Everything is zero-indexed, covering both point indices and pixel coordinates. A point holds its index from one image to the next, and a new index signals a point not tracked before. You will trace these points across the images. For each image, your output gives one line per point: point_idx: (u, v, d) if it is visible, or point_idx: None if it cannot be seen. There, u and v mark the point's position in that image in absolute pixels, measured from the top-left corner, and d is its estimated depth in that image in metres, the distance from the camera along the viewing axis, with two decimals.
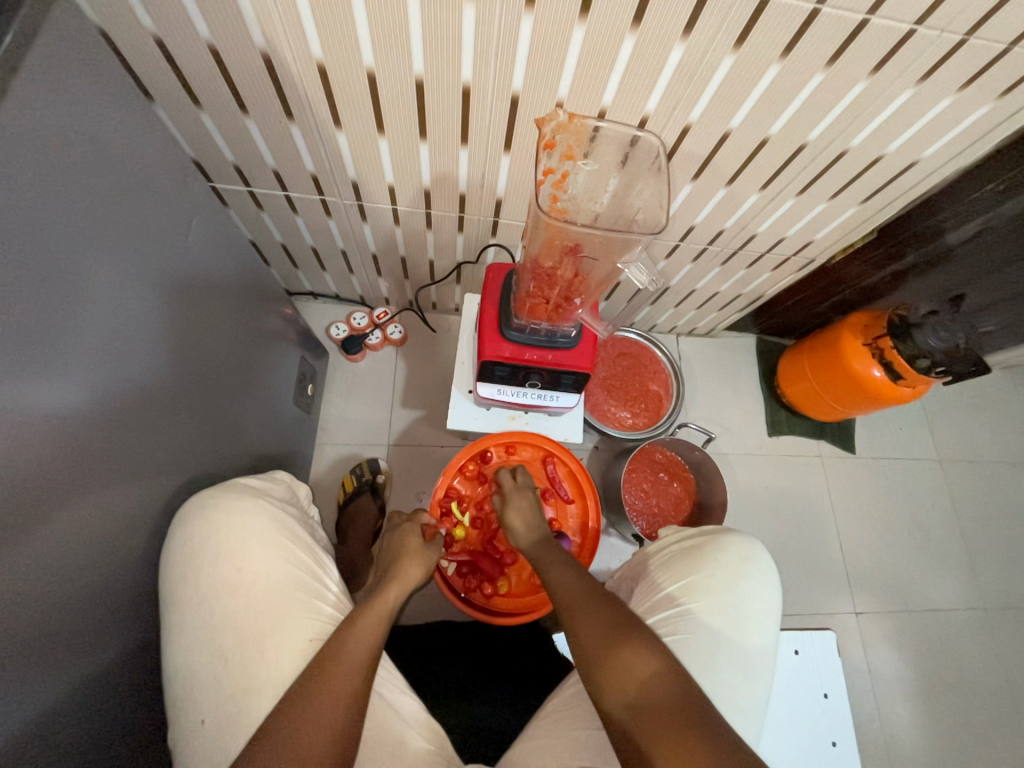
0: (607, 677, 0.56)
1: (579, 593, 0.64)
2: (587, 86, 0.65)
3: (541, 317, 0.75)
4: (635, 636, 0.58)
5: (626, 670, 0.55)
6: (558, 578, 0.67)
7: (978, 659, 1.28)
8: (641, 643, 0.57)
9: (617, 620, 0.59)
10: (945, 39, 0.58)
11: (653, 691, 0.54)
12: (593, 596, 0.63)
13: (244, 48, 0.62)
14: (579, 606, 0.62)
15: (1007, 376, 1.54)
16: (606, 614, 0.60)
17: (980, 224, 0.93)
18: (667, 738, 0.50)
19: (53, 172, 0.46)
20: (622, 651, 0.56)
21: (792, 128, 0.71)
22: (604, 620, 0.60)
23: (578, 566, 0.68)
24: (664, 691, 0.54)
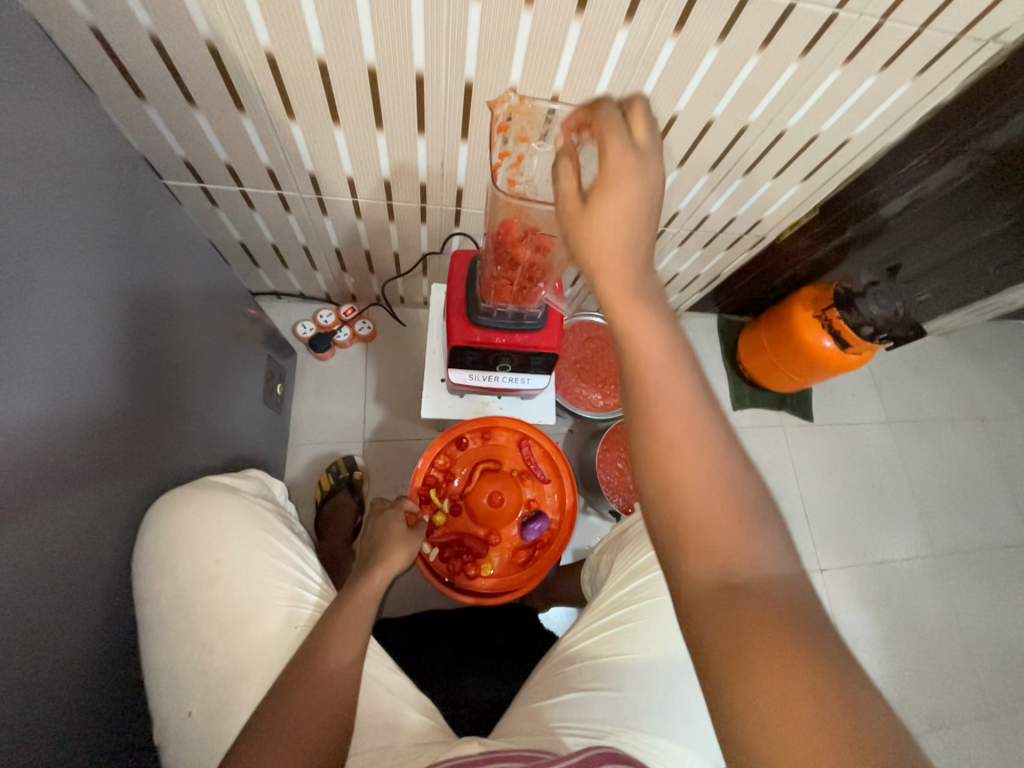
0: (701, 544, 0.39)
1: (700, 462, 0.40)
2: (538, 72, 0.66)
3: (507, 300, 0.76)
4: (753, 512, 0.39)
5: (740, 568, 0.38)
6: (663, 402, 0.41)
7: (932, 603, 1.38)
8: (758, 521, 0.39)
9: (736, 500, 0.39)
10: (864, 22, 0.63)
11: (776, 594, 0.37)
12: (723, 473, 0.40)
13: (190, 37, 0.61)
14: (691, 448, 0.40)
15: (945, 341, 1.66)
16: (739, 533, 0.38)
17: (909, 197, 1.01)
18: (753, 613, 0.35)
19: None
20: (734, 515, 0.39)
21: (734, 110, 0.74)
22: (715, 473, 0.40)
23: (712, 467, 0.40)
24: (791, 597, 0.37)
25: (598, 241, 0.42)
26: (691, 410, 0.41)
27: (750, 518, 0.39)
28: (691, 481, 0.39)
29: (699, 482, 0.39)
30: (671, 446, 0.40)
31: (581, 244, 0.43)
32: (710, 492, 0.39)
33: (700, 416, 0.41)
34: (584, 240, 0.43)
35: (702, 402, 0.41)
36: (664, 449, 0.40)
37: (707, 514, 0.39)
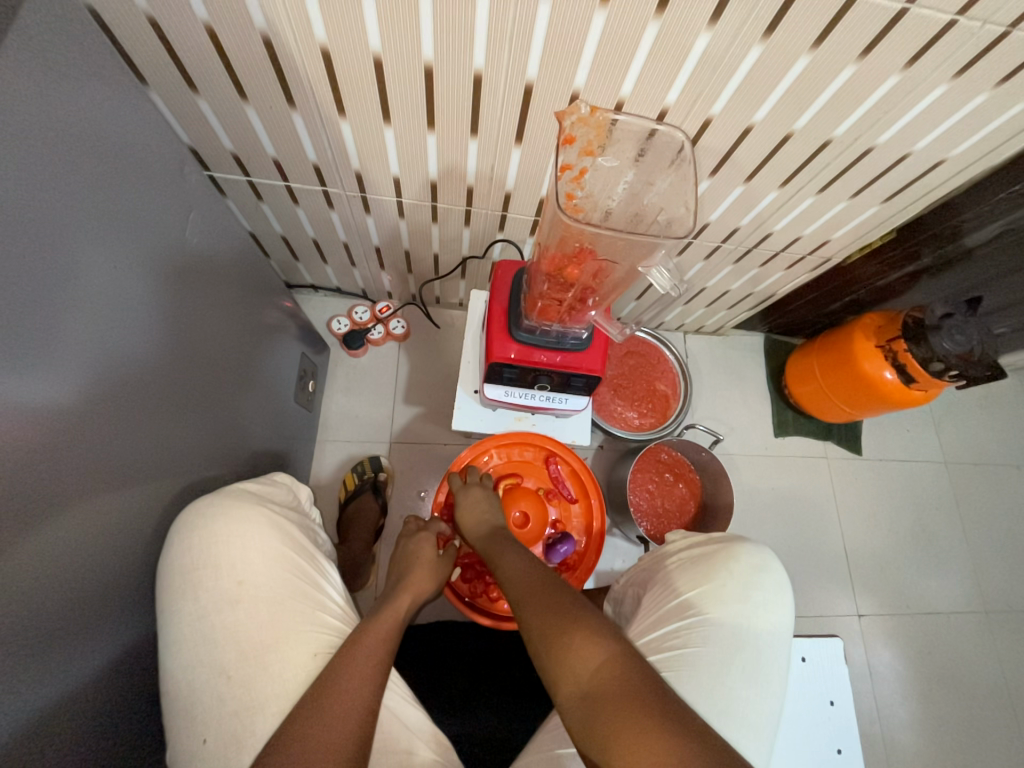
0: (554, 663, 0.54)
1: (536, 592, 0.60)
2: (605, 77, 0.61)
3: (552, 319, 0.73)
4: (583, 614, 0.56)
5: (578, 653, 0.53)
6: (516, 567, 0.65)
7: (979, 664, 1.28)
8: (589, 622, 0.56)
9: (567, 608, 0.57)
10: (987, 31, 0.55)
11: (612, 674, 0.51)
12: (549, 594, 0.59)
13: (245, 29, 0.58)
14: (528, 592, 0.61)
15: (1016, 378, 1.53)
16: (568, 620, 0.56)
17: (1001, 226, 0.90)
18: (604, 703, 0.50)
19: (30, 152, 0.42)
20: (567, 625, 0.55)
21: (818, 123, 0.67)
22: (550, 599, 0.59)
23: (540, 585, 0.61)
24: (622, 672, 0.51)
25: (471, 515, 0.77)
26: (525, 565, 0.65)
27: (579, 616, 0.56)
28: (535, 614, 0.58)
29: (539, 612, 0.58)
30: (523, 601, 0.60)
31: (466, 529, 0.76)
32: (546, 614, 0.57)
33: (533, 567, 0.64)
34: (470, 526, 0.76)
35: (536, 562, 0.65)
36: (519, 603, 0.61)
37: (552, 629, 0.55)
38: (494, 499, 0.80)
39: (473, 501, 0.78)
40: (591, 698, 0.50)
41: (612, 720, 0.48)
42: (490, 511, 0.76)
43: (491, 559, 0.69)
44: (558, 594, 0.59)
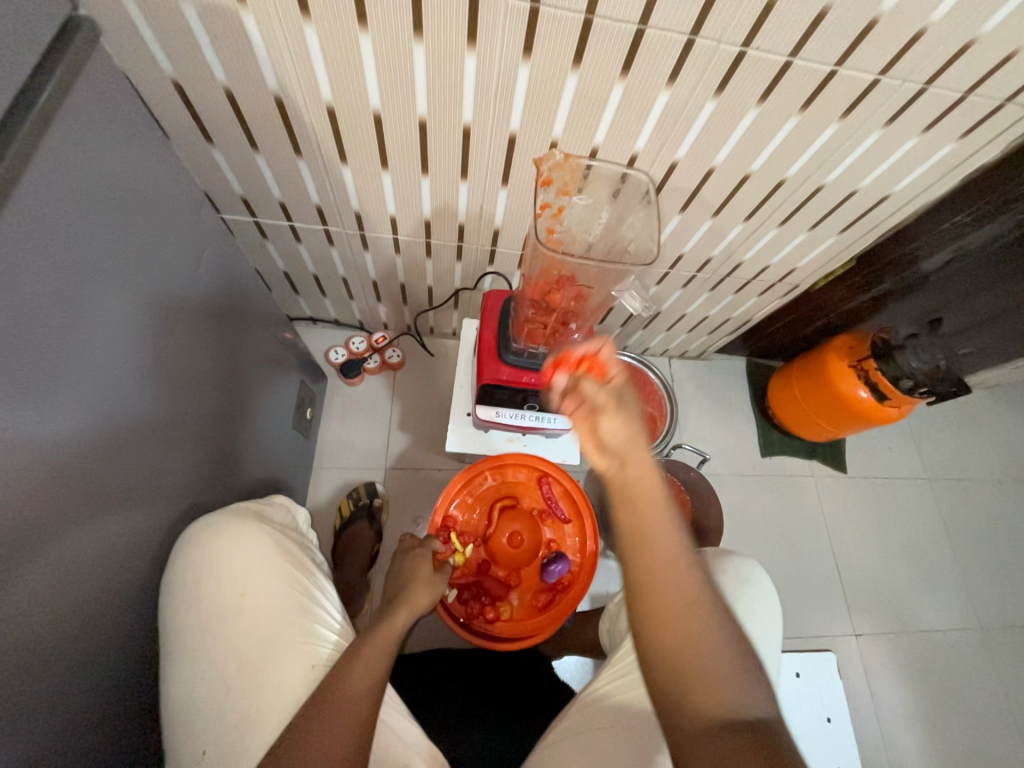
0: (689, 683, 0.48)
1: (688, 606, 0.49)
2: (580, 126, 0.69)
3: (539, 343, 0.77)
4: (715, 614, 0.50)
5: (720, 697, 0.47)
6: (671, 557, 0.50)
7: (981, 684, 1.27)
8: (719, 620, 0.50)
9: (702, 608, 0.50)
10: (907, 87, 0.63)
11: (762, 735, 0.45)
12: (699, 620, 0.49)
13: (260, 90, 0.66)
14: (686, 605, 0.49)
15: (988, 396, 1.59)
16: (717, 652, 0.49)
17: (951, 252, 0.99)
18: (709, 701, 0.47)
19: (84, 200, 0.47)
20: (699, 627, 0.49)
21: (772, 165, 0.75)
22: (686, 587, 0.50)
23: (698, 603, 0.50)
24: (772, 735, 0.45)
25: (614, 426, 0.52)
26: (687, 560, 0.51)
27: (728, 660, 0.49)
28: (688, 634, 0.49)
29: (685, 632, 0.49)
30: (651, 563, 0.50)
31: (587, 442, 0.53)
32: (682, 601, 0.49)
33: (691, 570, 0.51)
34: (600, 438, 0.52)
35: (694, 556, 0.51)
36: (659, 607, 0.49)
37: (697, 666, 0.48)
38: (633, 398, 0.54)
39: (621, 408, 0.52)
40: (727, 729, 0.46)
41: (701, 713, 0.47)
42: (637, 434, 0.52)
43: (631, 516, 0.51)
44: (711, 621, 0.49)
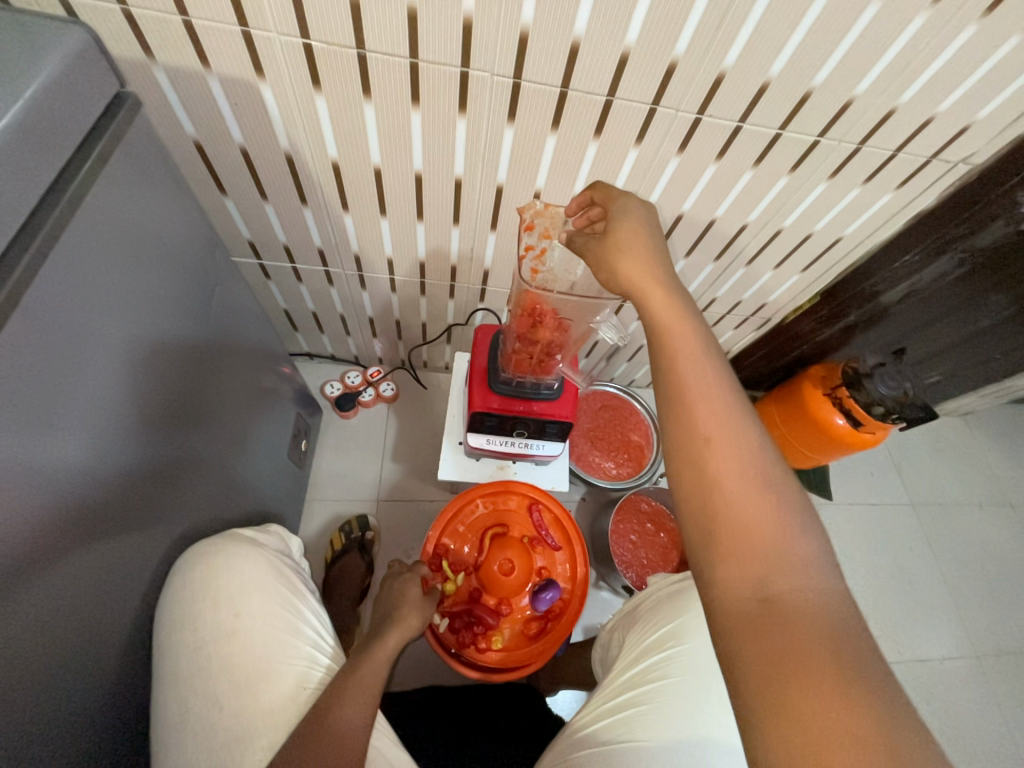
0: (723, 521, 0.44)
1: (741, 485, 0.45)
2: (560, 178, 0.77)
3: (525, 372, 0.82)
4: (791, 528, 0.43)
5: (772, 539, 0.43)
6: (714, 423, 0.47)
7: (982, 715, 1.25)
8: (798, 536, 0.43)
9: (775, 520, 0.43)
10: (844, 146, 0.73)
11: (818, 608, 0.40)
12: (755, 512, 0.44)
13: (272, 149, 0.73)
14: (722, 435, 0.46)
15: (962, 422, 1.66)
16: (776, 529, 0.43)
17: (907, 287, 1.07)
18: (805, 625, 0.39)
19: (110, 246, 0.52)
20: (775, 544, 0.42)
21: (733, 211, 0.84)
22: (754, 499, 0.44)
23: (745, 478, 0.45)
24: (833, 615, 0.40)
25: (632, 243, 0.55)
26: (729, 417, 0.47)
27: (791, 545, 0.43)
28: (735, 512, 0.44)
29: (730, 466, 0.45)
30: (698, 440, 0.47)
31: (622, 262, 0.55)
32: (744, 513, 0.43)
33: (739, 444, 0.46)
34: (626, 256, 0.55)
35: (741, 417, 0.47)
36: (703, 478, 0.46)
37: (749, 540, 0.43)
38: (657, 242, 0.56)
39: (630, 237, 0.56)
40: (774, 603, 0.41)
41: (806, 657, 0.38)
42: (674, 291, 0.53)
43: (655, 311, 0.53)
44: (767, 507, 0.44)
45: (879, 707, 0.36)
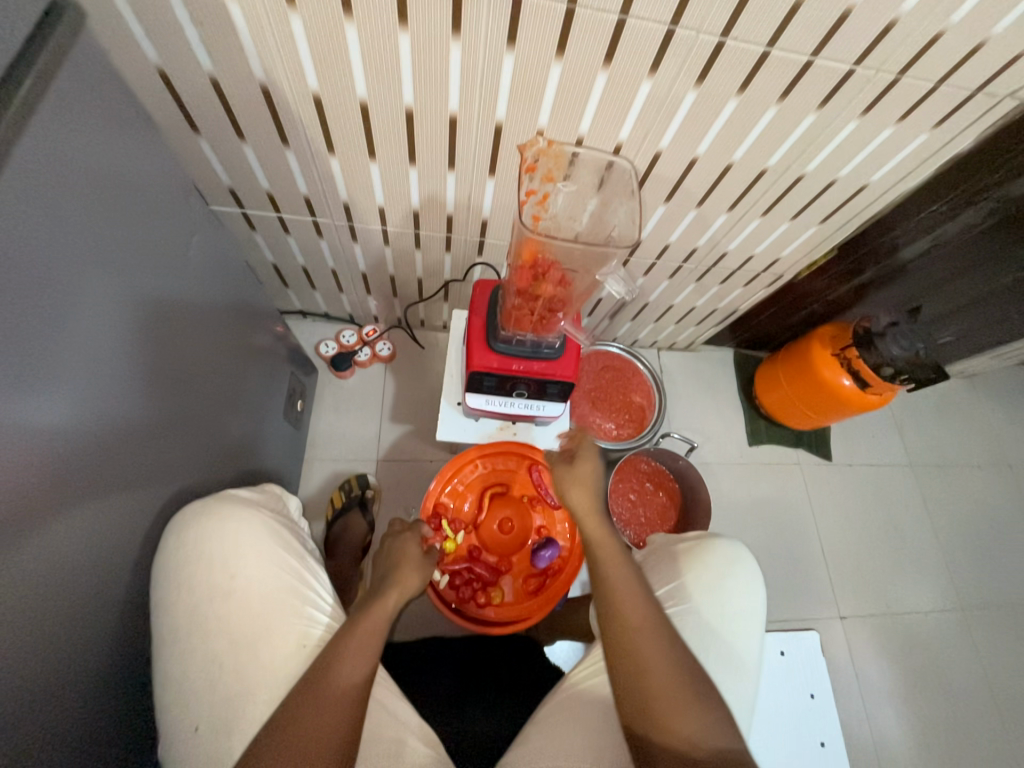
0: (653, 710, 0.57)
1: (657, 652, 0.60)
2: (565, 116, 0.70)
3: (526, 329, 0.79)
4: (695, 688, 0.58)
5: (681, 720, 0.57)
6: (649, 659, 0.60)
7: (962, 662, 1.31)
8: (702, 695, 0.58)
9: (684, 679, 0.59)
10: (881, 77, 0.65)
11: (709, 746, 0.56)
12: (665, 673, 0.59)
13: (246, 79, 0.66)
14: (646, 623, 0.62)
15: (968, 384, 1.63)
16: (683, 701, 0.57)
17: (930, 241, 1.01)
18: None
19: (66, 186, 0.47)
20: (684, 699, 0.57)
21: (753, 154, 0.77)
22: (667, 661, 0.59)
23: (656, 638, 0.61)
24: (719, 751, 0.56)
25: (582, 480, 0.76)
26: (648, 610, 0.63)
27: (693, 698, 0.58)
28: (655, 679, 0.59)
29: (650, 643, 0.61)
30: (631, 646, 0.61)
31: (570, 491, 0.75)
32: (663, 671, 0.59)
33: (654, 612, 0.63)
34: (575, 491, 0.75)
35: (660, 617, 0.63)
36: (637, 680, 0.59)
37: (663, 695, 0.58)
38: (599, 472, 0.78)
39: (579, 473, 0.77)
40: (686, 762, 0.55)
41: None
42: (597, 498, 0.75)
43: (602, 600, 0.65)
44: (675, 667, 0.59)
45: None
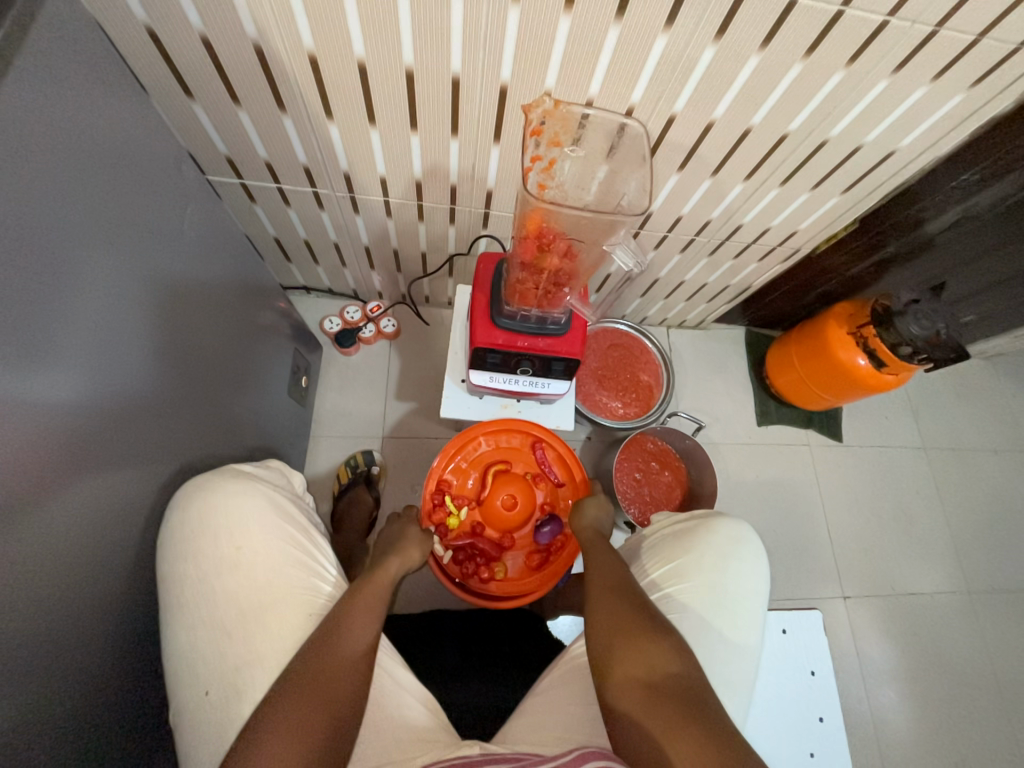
0: (615, 643, 0.61)
1: (621, 598, 0.66)
2: (574, 76, 0.66)
3: (531, 304, 0.77)
4: (648, 623, 0.62)
5: (643, 648, 0.60)
6: (613, 605, 0.65)
7: (965, 645, 1.31)
8: (655, 630, 0.61)
9: (637, 615, 0.63)
10: (917, 30, 0.60)
11: (673, 677, 0.57)
12: (626, 611, 0.64)
13: (237, 38, 0.63)
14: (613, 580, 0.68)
15: (989, 365, 1.58)
16: (644, 635, 0.61)
17: (958, 212, 0.96)
18: (667, 699, 0.55)
19: (45, 149, 0.45)
20: (635, 630, 0.61)
21: (773, 118, 0.72)
22: (624, 603, 0.65)
23: (619, 589, 0.67)
24: (682, 681, 0.57)
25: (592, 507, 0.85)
26: (617, 572, 0.70)
27: (653, 631, 0.61)
28: (617, 615, 0.64)
29: (614, 593, 0.66)
30: (601, 597, 0.67)
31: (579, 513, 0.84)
32: (626, 611, 0.64)
33: (623, 574, 0.70)
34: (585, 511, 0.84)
35: (627, 576, 0.69)
36: (605, 624, 0.64)
37: (624, 629, 0.62)
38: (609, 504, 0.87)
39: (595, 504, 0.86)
40: (650, 689, 0.57)
41: (666, 706, 0.55)
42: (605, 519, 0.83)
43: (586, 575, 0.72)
44: (635, 607, 0.64)
45: (717, 729, 0.53)
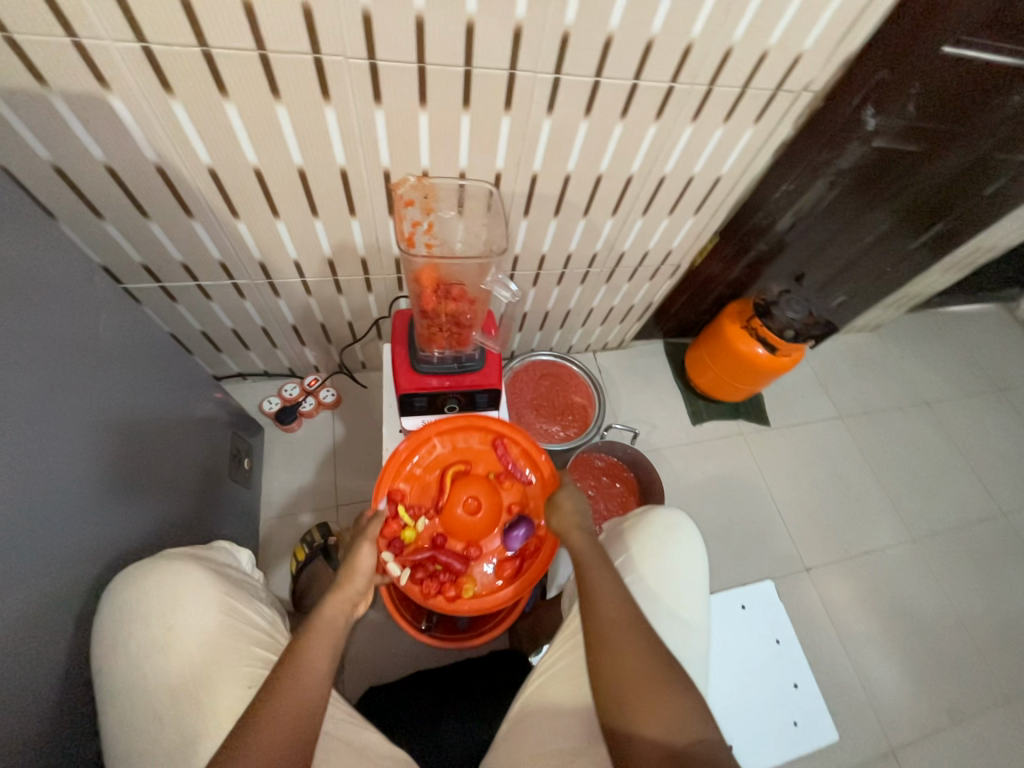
0: (633, 702, 0.57)
1: (634, 648, 0.60)
2: (442, 153, 0.79)
3: (443, 344, 0.85)
4: (668, 682, 0.58)
5: (663, 709, 0.57)
6: (625, 653, 0.60)
7: (924, 589, 1.40)
8: (675, 689, 0.58)
9: (657, 672, 0.59)
10: (697, 89, 0.78)
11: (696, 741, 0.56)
12: (644, 668, 0.59)
13: (140, 163, 0.71)
14: (622, 620, 0.62)
15: (875, 336, 1.80)
16: (664, 695, 0.57)
17: (794, 214, 1.15)
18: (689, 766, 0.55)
19: None
20: (657, 693, 0.58)
21: (616, 165, 0.88)
22: (640, 654, 0.60)
23: (632, 633, 0.61)
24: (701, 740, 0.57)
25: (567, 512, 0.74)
26: (619, 603, 0.63)
27: (673, 691, 0.58)
28: (633, 669, 0.59)
29: (627, 640, 0.61)
30: (613, 646, 0.61)
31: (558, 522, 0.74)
32: (645, 669, 0.59)
33: (623, 602, 0.64)
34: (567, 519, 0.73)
35: (630, 605, 0.64)
36: (616, 675, 0.59)
37: (644, 689, 0.58)
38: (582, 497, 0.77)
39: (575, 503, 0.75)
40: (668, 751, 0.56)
41: None
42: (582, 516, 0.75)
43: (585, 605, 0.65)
44: (652, 658, 0.60)
45: None
